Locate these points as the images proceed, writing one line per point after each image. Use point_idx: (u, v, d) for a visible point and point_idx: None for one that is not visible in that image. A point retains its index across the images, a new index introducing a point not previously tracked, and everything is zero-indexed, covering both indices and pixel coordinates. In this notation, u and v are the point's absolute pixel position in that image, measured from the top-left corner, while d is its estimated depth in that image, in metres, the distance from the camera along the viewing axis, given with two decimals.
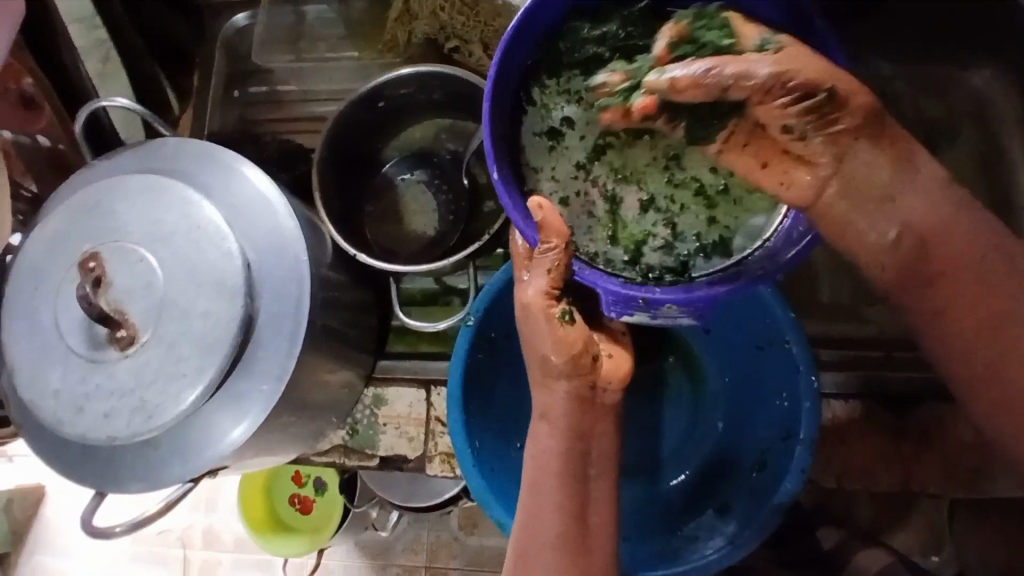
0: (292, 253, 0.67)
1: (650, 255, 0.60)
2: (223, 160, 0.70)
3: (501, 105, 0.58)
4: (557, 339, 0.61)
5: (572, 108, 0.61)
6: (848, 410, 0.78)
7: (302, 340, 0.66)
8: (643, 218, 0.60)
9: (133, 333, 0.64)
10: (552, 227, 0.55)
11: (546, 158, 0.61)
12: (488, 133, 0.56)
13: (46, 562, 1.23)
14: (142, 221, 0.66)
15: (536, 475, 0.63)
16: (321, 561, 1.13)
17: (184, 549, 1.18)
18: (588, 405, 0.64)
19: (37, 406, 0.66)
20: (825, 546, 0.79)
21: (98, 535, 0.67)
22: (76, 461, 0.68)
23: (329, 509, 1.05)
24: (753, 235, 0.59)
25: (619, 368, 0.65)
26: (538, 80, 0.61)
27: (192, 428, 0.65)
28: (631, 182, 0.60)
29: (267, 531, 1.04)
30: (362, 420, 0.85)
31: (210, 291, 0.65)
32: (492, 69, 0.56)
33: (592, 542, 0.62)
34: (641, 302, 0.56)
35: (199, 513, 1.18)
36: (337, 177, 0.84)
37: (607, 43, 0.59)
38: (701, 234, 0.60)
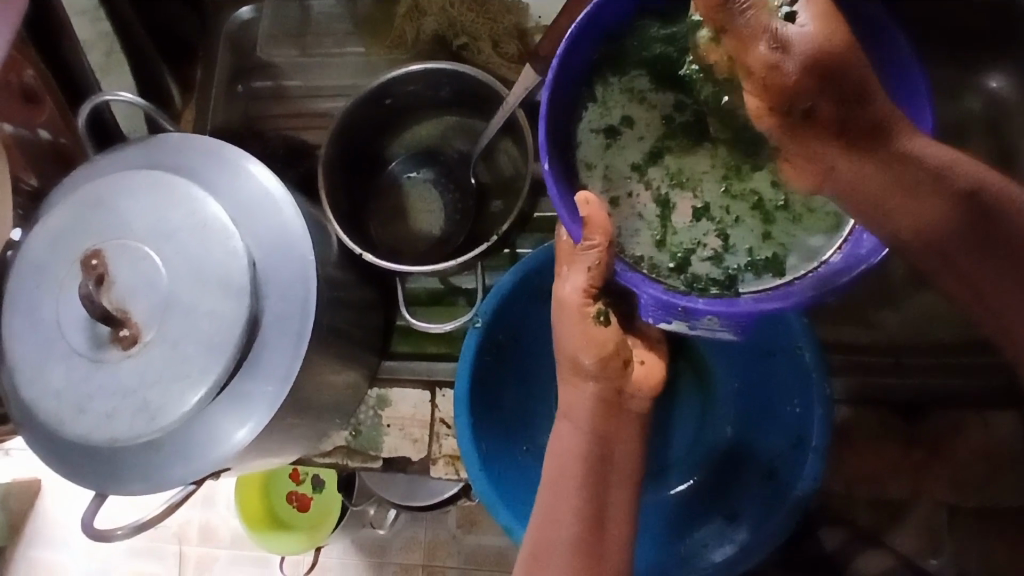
0: (298, 252, 0.66)
1: (697, 265, 0.58)
2: (230, 156, 0.69)
3: (557, 100, 0.58)
4: (588, 338, 0.61)
5: (633, 108, 0.60)
6: (857, 414, 0.78)
7: (308, 340, 0.65)
8: (695, 227, 0.59)
9: (136, 333, 0.64)
10: (597, 225, 0.54)
11: (600, 155, 0.60)
12: (541, 127, 0.55)
13: (42, 556, 1.22)
14: (147, 217, 0.65)
15: (554, 474, 0.63)
16: (317, 559, 1.12)
17: (180, 545, 1.17)
18: (613, 410, 0.63)
19: (38, 405, 0.65)
20: (827, 547, 0.77)
21: (100, 538, 0.66)
22: (77, 461, 0.67)
23: (327, 506, 1.05)
24: (810, 255, 0.56)
25: (651, 376, 0.65)
26: (602, 77, 0.60)
27: (195, 429, 0.64)
28: (685, 188, 0.59)
29: (266, 527, 1.03)
30: (365, 421, 0.84)
31: (216, 290, 0.63)
32: (553, 63, 0.55)
33: (608, 544, 0.61)
34: (682, 310, 0.54)
35: (195, 509, 1.17)
36: (343, 173, 0.83)
37: (676, 44, 0.58)
38: (754, 248, 0.57)
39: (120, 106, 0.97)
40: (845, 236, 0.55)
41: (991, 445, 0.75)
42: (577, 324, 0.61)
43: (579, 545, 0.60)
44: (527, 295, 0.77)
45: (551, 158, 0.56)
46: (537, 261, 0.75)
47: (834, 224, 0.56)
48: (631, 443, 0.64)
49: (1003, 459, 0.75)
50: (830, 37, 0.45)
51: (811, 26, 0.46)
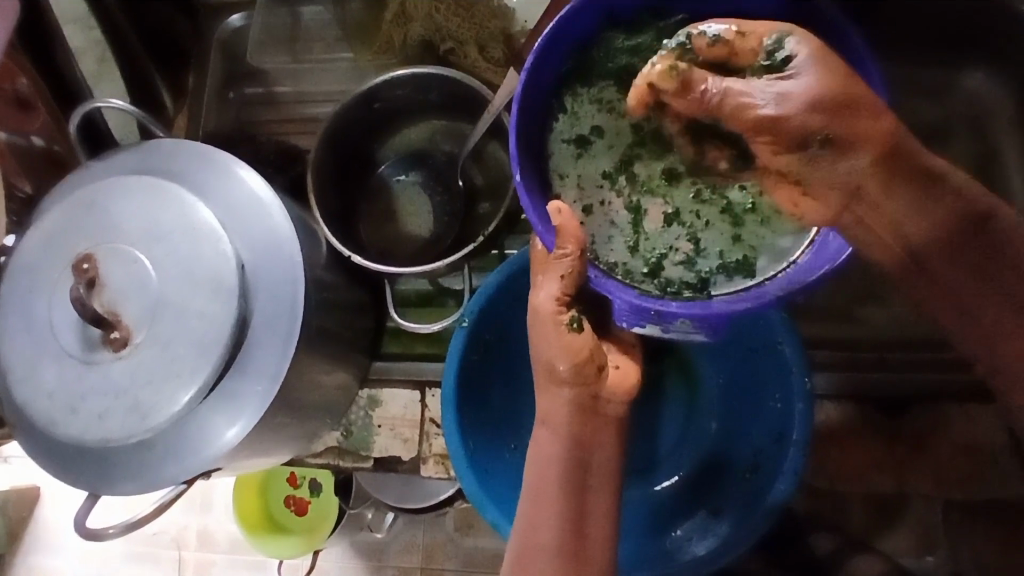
0: (286, 253, 0.67)
1: (670, 269, 0.59)
2: (219, 160, 0.70)
3: (529, 111, 0.59)
4: (564, 345, 0.62)
5: (602, 118, 0.61)
6: (840, 411, 0.79)
7: (296, 342, 0.66)
8: (666, 232, 0.60)
9: (127, 334, 0.65)
10: (569, 233, 0.55)
11: (572, 165, 0.61)
12: (512, 138, 0.56)
13: (41, 563, 1.23)
14: (138, 220, 0.66)
15: (536, 480, 0.64)
16: (316, 562, 1.13)
17: (178, 550, 1.18)
18: (589, 413, 0.64)
19: (31, 407, 0.66)
20: (818, 553, 0.78)
21: (92, 537, 0.66)
22: (70, 460, 0.68)
23: (322, 511, 1.05)
24: (779, 256, 0.57)
25: (625, 381, 0.66)
26: (572, 88, 0.61)
27: (187, 429, 0.65)
28: (656, 194, 0.60)
29: (262, 530, 1.04)
30: (356, 421, 0.85)
31: (206, 292, 0.64)
32: (522, 76, 0.57)
33: (591, 550, 0.63)
34: (655, 313, 0.55)
35: (192, 514, 1.18)
36: (332, 177, 0.84)
37: (640, 55, 0.60)
38: (725, 251, 0.59)
39: (113, 113, 0.98)
40: (812, 237, 0.56)
41: (976, 438, 0.76)
42: (552, 330, 0.62)
43: (561, 552, 0.61)
44: (514, 295, 0.78)
45: (525, 166, 0.57)
46: (518, 260, 0.75)
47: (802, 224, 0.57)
48: (610, 449, 0.66)
49: (986, 454, 0.76)
50: (823, 87, 0.48)
51: (800, 83, 0.48)
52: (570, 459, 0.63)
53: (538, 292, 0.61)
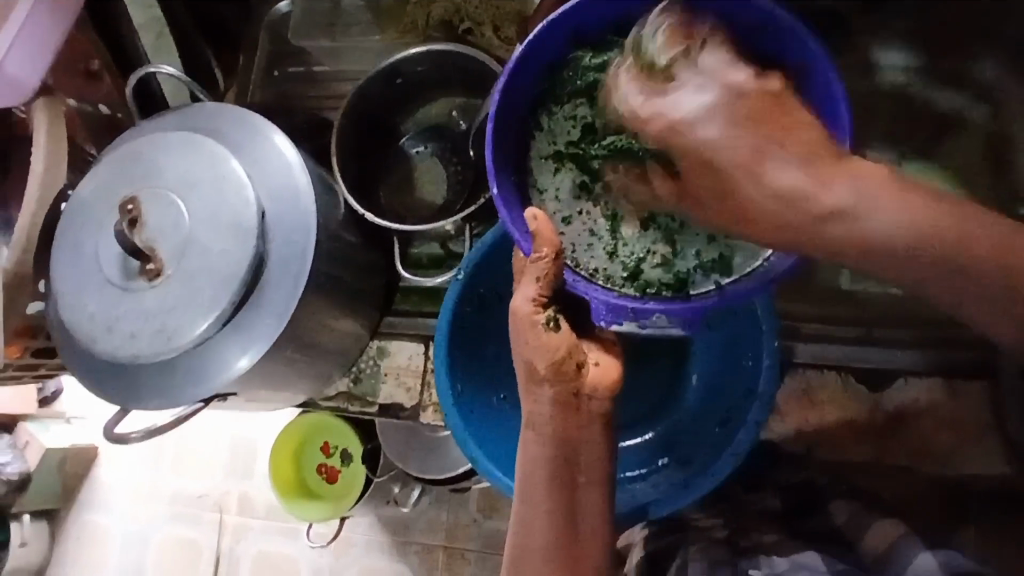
0: (302, 204, 0.75)
1: (648, 271, 0.64)
2: (253, 121, 0.79)
3: (506, 126, 0.65)
4: (542, 345, 0.61)
5: (576, 133, 0.67)
6: (822, 379, 0.81)
7: (305, 280, 0.74)
8: (643, 237, 0.64)
9: (160, 266, 0.73)
10: (545, 237, 0.58)
11: (551, 179, 0.67)
12: (489, 152, 0.61)
13: (98, 519, 1.36)
14: (177, 170, 0.75)
15: (525, 486, 0.63)
16: (341, 531, 1.21)
17: (220, 513, 1.29)
18: (571, 413, 0.63)
19: (75, 326, 0.75)
20: (837, 521, 0.69)
21: (118, 440, 0.71)
22: (104, 377, 0.76)
23: (350, 481, 1.15)
24: (754, 252, 0.61)
25: (607, 376, 0.63)
26: (547, 107, 0.67)
27: (205, 353, 0.73)
28: (632, 202, 0.65)
29: (295, 496, 1.14)
30: (366, 369, 0.92)
31: (230, 232, 0.72)
32: (495, 95, 0.62)
33: (584, 546, 0.63)
34: (632, 310, 0.60)
35: (234, 479, 1.29)
36: (357, 142, 0.91)
37: (606, 72, 0.65)
38: (701, 252, 0.63)
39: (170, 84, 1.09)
40: None
41: (956, 413, 0.78)
42: (528, 330, 0.61)
43: (555, 556, 0.62)
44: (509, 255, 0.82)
45: (505, 170, 0.64)
46: None
47: None
48: (598, 443, 0.63)
49: (968, 430, 0.78)
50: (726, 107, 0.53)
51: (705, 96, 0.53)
52: (557, 458, 0.62)
53: (514, 297, 0.61)
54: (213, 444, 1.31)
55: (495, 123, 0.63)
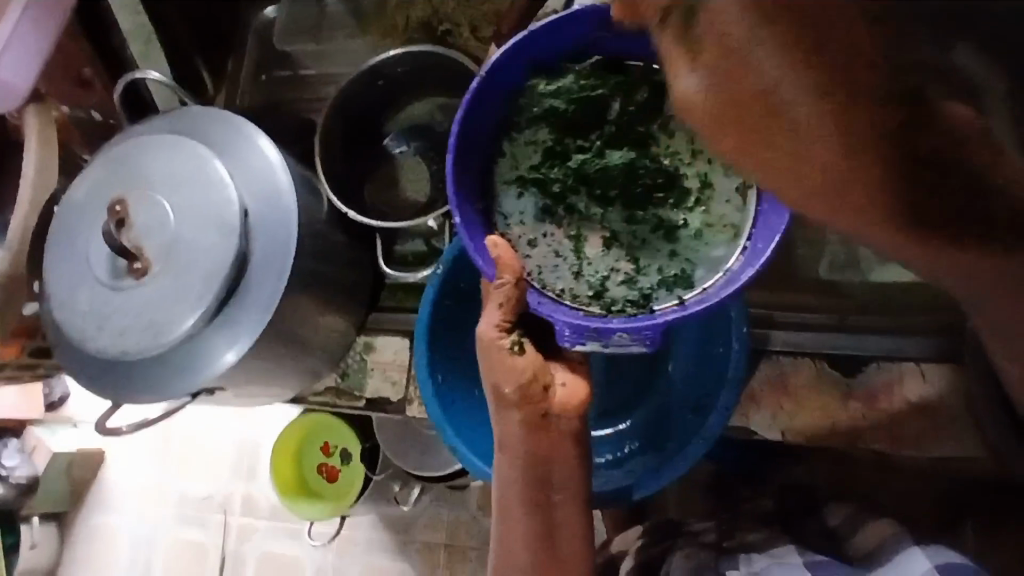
0: (283, 202, 0.78)
1: (613, 288, 0.67)
2: (235, 123, 0.81)
3: (467, 152, 0.67)
4: (508, 368, 0.66)
5: (537, 157, 0.70)
6: (796, 365, 0.83)
7: (288, 276, 0.76)
8: (607, 256, 0.68)
9: (146, 265, 0.75)
10: (506, 264, 0.63)
11: (514, 204, 0.70)
12: (451, 181, 0.64)
13: (104, 521, 1.40)
14: (162, 171, 0.77)
15: (504, 502, 0.69)
16: (343, 530, 1.26)
17: (225, 514, 1.33)
18: (542, 430, 0.67)
19: (67, 324, 0.77)
20: (832, 521, 0.80)
21: (111, 433, 0.74)
22: (95, 373, 0.79)
23: (350, 480, 1.20)
24: (715, 264, 0.65)
25: (575, 395, 0.69)
26: (509, 134, 0.71)
27: (192, 348, 0.76)
28: (594, 222, 0.69)
29: (296, 495, 1.19)
30: (352, 365, 0.94)
31: (213, 229, 0.75)
32: (455, 126, 0.64)
33: (563, 554, 0.69)
34: (594, 331, 0.61)
35: (238, 482, 1.33)
36: (342, 144, 0.94)
37: (562, 97, 0.68)
38: (663, 267, 0.67)
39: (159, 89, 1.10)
40: (742, 246, 0.64)
41: (927, 397, 0.79)
42: (495, 353, 0.66)
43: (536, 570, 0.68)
44: None
45: (469, 199, 0.67)
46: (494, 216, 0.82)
47: (732, 234, 0.65)
48: (570, 459, 0.68)
49: (940, 414, 0.79)
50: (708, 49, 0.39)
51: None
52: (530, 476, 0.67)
53: (480, 322, 0.66)
54: (217, 446, 1.34)
55: (456, 152, 0.65)
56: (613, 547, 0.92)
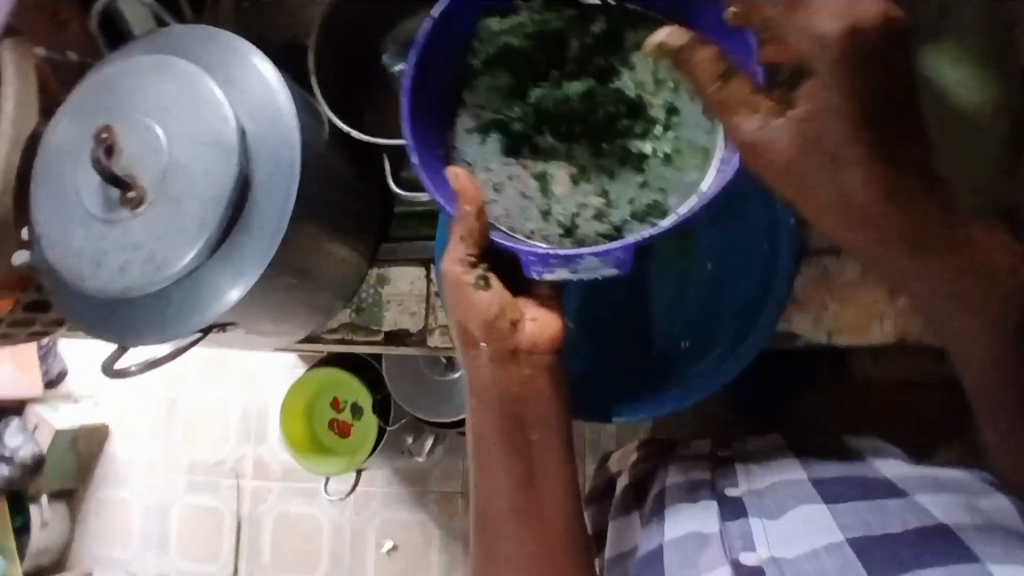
0: (284, 120, 0.72)
1: (584, 225, 0.67)
2: (224, 41, 0.75)
3: (428, 96, 0.69)
4: (475, 305, 0.67)
5: (497, 100, 0.71)
6: (841, 266, 0.78)
7: (295, 199, 0.70)
8: (576, 192, 0.68)
9: (142, 194, 0.69)
10: (466, 194, 0.62)
11: (478, 150, 0.71)
12: (408, 123, 0.65)
13: (114, 495, 1.43)
14: (149, 93, 0.71)
15: (480, 448, 0.70)
16: (359, 485, 1.26)
17: (236, 478, 1.34)
18: (512, 366, 0.68)
19: (62, 265, 0.72)
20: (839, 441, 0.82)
21: (118, 375, 0.69)
22: (100, 318, 0.74)
23: (364, 434, 1.16)
24: (690, 189, 0.65)
25: (544, 331, 0.69)
26: (467, 84, 0.72)
27: (198, 282, 0.70)
28: (560, 159, 0.70)
29: (311, 453, 1.16)
30: (367, 299, 0.90)
31: (210, 151, 0.69)
32: (409, 64, 0.65)
33: (542, 496, 0.69)
34: (560, 258, 0.61)
35: (248, 445, 1.34)
36: (338, 63, 0.87)
37: (516, 33, 0.70)
38: (635, 199, 0.67)
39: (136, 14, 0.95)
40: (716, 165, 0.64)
41: None
42: (461, 292, 0.67)
43: (517, 509, 0.69)
44: None
45: (431, 150, 0.69)
46: None
47: (705, 156, 0.65)
48: (544, 394, 0.70)
49: None
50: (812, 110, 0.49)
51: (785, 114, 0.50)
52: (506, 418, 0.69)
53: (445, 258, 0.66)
54: (224, 412, 1.35)
55: (412, 90, 0.65)
56: (613, 465, 0.97)
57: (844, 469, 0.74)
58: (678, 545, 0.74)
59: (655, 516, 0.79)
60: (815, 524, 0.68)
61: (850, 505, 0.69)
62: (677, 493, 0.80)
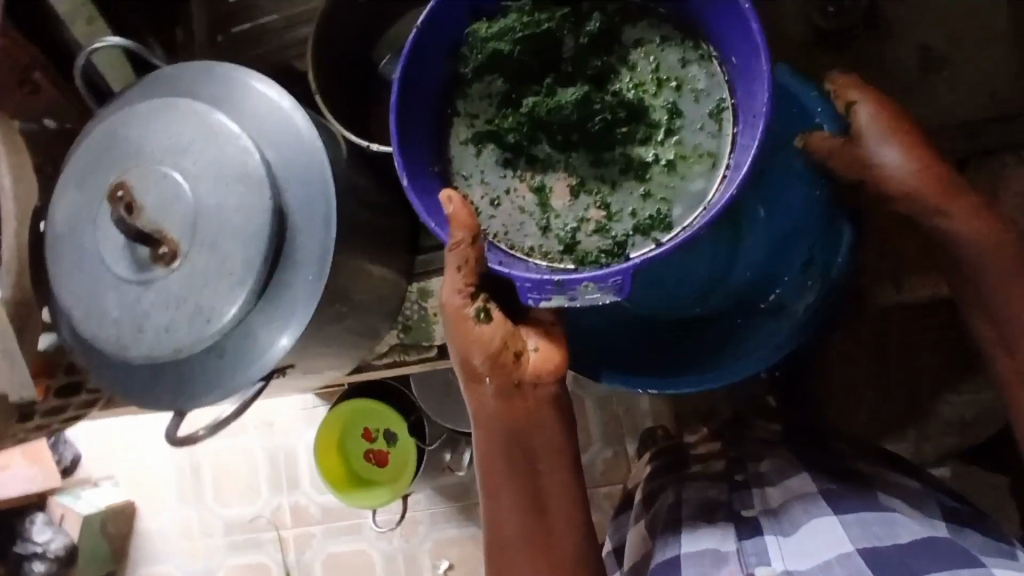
0: (308, 143, 0.67)
1: (585, 241, 0.62)
2: (226, 73, 0.70)
3: (412, 113, 0.64)
4: (475, 339, 0.63)
5: (490, 109, 0.66)
6: None
7: (337, 223, 0.66)
8: (575, 205, 0.63)
9: (174, 247, 0.65)
10: (460, 221, 0.59)
11: (473, 163, 0.66)
12: (396, 147, 0.61)
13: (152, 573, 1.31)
14: (161, 138, 0.67)
15: (487, 482, 0.66)
16: (407, 512, 1.21)
17: (277, 529, 1.26)
18: (518, 401, 0.65)
19: (100, 337, 0.67)
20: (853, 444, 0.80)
21: (185, 442, 0.65)
22: (150, 384, 0.70)
23: (403, 457, 1.13)
24: (694, 200, 0.60)
25: (548, 361, 0.65)
26: (459, 91, 0.66)
27: (250, 329, 0.66)
28: (557, 169, 0.64)
29: (350, 489, 1.11)
30: (414, 316, 0.86)
31: (240, 189, 0.65)
32: (393, 86, 0.62)
33: (556, 530, 0.65)
34: (558, 284, 0.58)
35: (282, 494, 1.26)
36: (338, 77, 0.84)
37: (505, 39, 0.62)
38: (637, 211, 0.62)
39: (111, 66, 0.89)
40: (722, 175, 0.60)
41: None
42: (460, 325, 0.63)
43: (527, 540, 0.65)
44: None
45: (422, 165, 0.64)
46: None
47: (711, 163, 0.61)
48: (552, 427, 0.66)
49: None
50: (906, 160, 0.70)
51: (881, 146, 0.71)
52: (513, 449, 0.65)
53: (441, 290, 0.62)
54: (249, 463, 1.27)
55: (398, 116, 0.62)
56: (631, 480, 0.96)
57: (858, 491, 0.68)
58: (695, 561, 0.66)
59: (667, 530, 0.72)
60: (825, 537, 0.63)
61: (860, 517, 0.64)
62: (690, 512, 0.73)
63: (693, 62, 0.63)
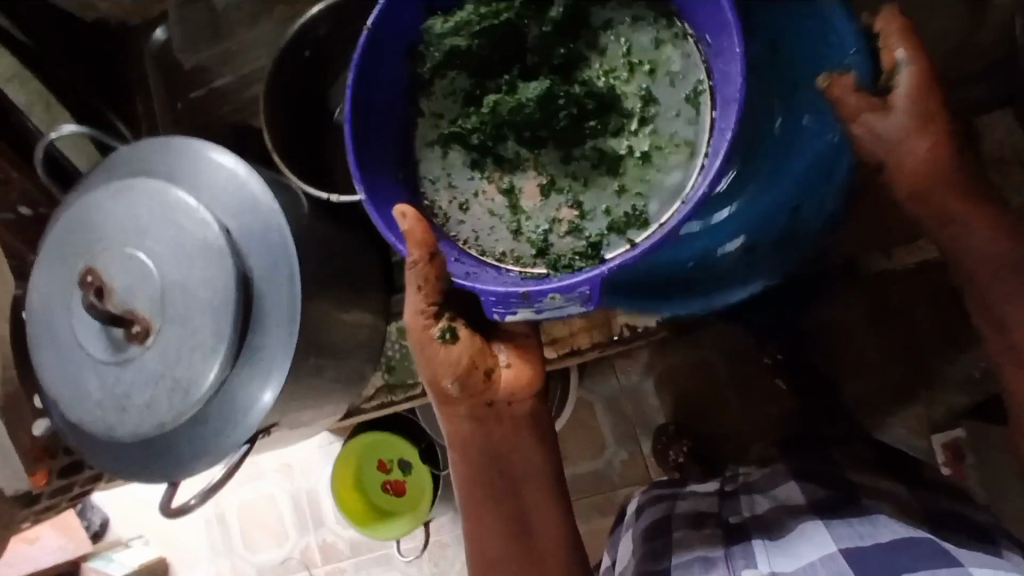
0: (264, 205, 0.69)
1: (559, 243, 0.61)
2: (179, 146, 0.72)
3: (373, 125, 0.62)
4: (443, 360, 0.64)
5: (454, 108, 0.63)
6: None
7: (300, 280, 0.67)
8: (546, 206, 0.61)
9: (146, 324, 0.67)
10: (416, 239, 0.57)
11: (439, 166, 0.64)
12: (352, 156, 0.59)
13: None
14: (121, 220, 0.68)
15: (470, 504, 0.70)
16: (430, 537, 1.21)
17: (308, 568, 1.27)
18: (490, 419, 0.69)
19: (87, 420, 0.69)
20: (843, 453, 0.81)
21: (177, 510, 0.69)
22: (142, 460, 0.71)
23: (419, 487, 1.14)
24: (671, 193, 0.58)
25: (518, 378, 0.68)
26: (423, 89, 0.64)
27: (229, 394, 0.68)
28: (527, 169, 0.62)
29: (372, 522, 1.12)
30: (396, 355, 0.88)
31: (202, 260, 0.66)
32: (346, 95, 0.59)
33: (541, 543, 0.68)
34: (525, 296, 0.57)
35: (307, 534, 1.27)
36: (294, 131, 0.85)
37: (462, 32, 0.60)
38: (612, 208, 0.60)
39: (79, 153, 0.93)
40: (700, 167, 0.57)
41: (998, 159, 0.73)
42: (427, 345, 0.64)
43: (514, 557, 0.68)
44: None
45: (383, 176, 0.62)
46: None
47: (688, 152, 0.58)
48: (525, 442, 0.70)
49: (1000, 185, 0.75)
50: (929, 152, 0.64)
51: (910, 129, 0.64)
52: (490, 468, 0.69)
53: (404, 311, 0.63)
54: (269, 511, 1.28)
55: (354, 127, 0.60)
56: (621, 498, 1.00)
57: (841, 497, 0.69)
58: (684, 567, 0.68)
59: (656, 541, 0.75)
60: (809, 538, 0.64)
61: (843, 519, 0.65)
62: (681, 524, 0.76)
63: (668, 42, 0.59)
